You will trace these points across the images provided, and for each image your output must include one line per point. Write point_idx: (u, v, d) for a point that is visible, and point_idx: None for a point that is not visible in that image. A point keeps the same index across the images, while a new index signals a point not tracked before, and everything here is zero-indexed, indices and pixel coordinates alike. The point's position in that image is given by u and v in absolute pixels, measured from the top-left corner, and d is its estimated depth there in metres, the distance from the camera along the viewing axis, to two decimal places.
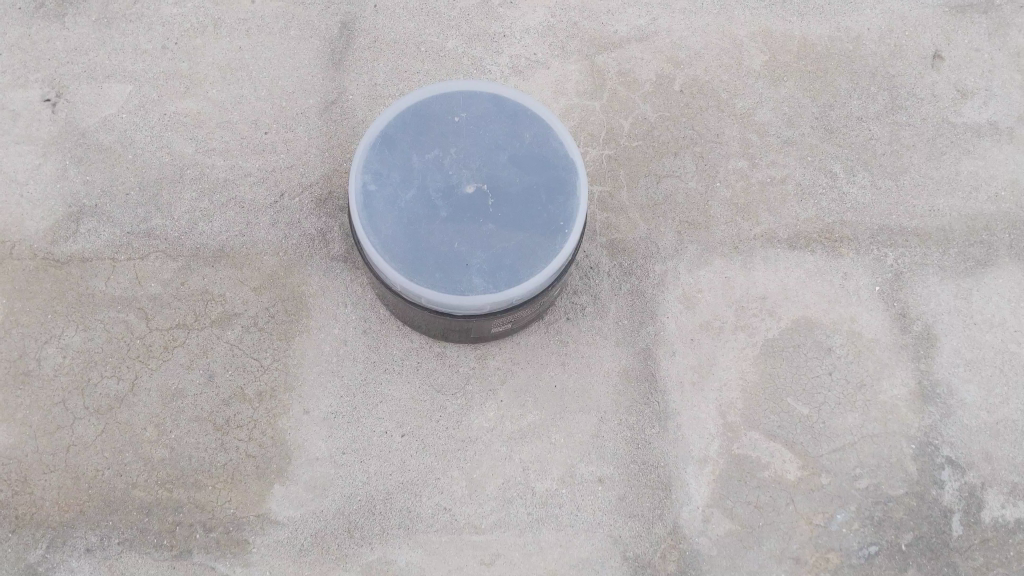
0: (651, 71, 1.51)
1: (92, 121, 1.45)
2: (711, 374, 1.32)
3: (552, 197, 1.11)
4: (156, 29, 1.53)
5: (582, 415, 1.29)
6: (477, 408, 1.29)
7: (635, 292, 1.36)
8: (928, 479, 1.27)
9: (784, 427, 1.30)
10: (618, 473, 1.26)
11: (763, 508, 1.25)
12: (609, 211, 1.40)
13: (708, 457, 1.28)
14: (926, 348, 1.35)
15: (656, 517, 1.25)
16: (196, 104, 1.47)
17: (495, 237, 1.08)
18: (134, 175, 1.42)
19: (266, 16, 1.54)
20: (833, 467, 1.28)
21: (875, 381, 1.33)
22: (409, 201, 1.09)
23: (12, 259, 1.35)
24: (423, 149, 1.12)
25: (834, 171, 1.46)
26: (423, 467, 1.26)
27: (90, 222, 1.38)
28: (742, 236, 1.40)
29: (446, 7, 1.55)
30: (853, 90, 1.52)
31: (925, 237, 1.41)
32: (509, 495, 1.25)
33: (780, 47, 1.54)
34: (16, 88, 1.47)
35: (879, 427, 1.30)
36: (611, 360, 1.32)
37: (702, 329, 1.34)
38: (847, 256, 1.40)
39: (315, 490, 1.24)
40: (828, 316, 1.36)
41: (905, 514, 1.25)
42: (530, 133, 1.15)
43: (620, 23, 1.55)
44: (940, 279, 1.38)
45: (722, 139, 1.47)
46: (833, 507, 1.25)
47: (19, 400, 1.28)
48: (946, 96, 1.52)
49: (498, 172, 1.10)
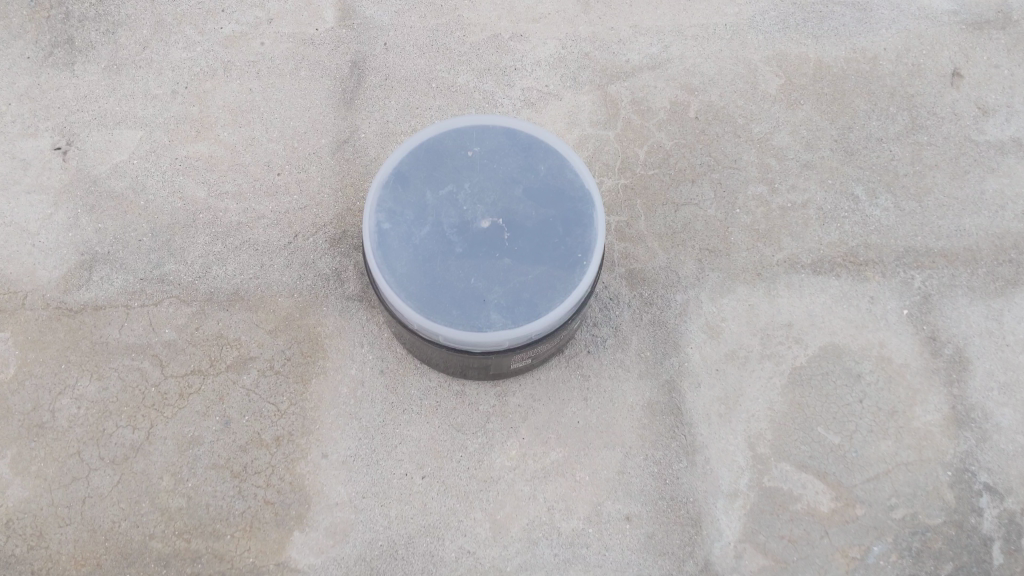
0: (665, 98, 1.51)
1: (103, 168, 1.46)
2: (738, 405, 1.30)
3: (569, 229, 1.10)
4: (166, 73, 1.54)
5: (607, 451, 1.28)
6: (499, 446, 1.28)
7: (655, 323, 1.35)
8: (966, 507, 1.24)
9: (815, 458, 1.27)
10: (646, 511, 1.24)
11: (797, 542, 1.22)
12: (626, 241, 1.40)
13: (739, 492, 1.25)
14: (959, 372, 1.32)
15: (687, 555, 1.22)
16: (208, 148, 1.48)
17: (513, 272, 1.07)
18: (147, 221, 1.42)
19: (277, 58, 1.55)
20: (868, 498, 1.25)
21: (908, 407, 1.30)
22: (424, 238, 1.08)
23: (24, 310, 1.35)
24: (437, 184, 1.11)
25: (855, 194, 1.45)
26: (446, 509, 1.24)
27: (103, 270, 1.39)
28: (764, 263, 1.39)
29: (457, 43, 1.56)
30: (871, 111, 1.51)
31: (952, 258, 1.39)
32: (535, 536, 1.23)
33: (794, 70, 1.54)
34: (26, 137, 1.48)
35: (914, 454, 1.27)
36: (635, 394, 1.31)
37: (727, 359, 1.32)
38: (873, 280, 1.38)
39: (335, 536, 1.23)
40: (855, 342, 1.34)
41: (944, 545, 1.22)
42: (544, 165, 1.14)
43: (632, 51, 1.55)
44: (969, 301, 1.36)
45: (740, 165, 1.46)
46: (869, 540, 1.22)
47: (34, 452, 1.27)
48: (967, 114, 1.51)
49: (514, 206, 1.10)
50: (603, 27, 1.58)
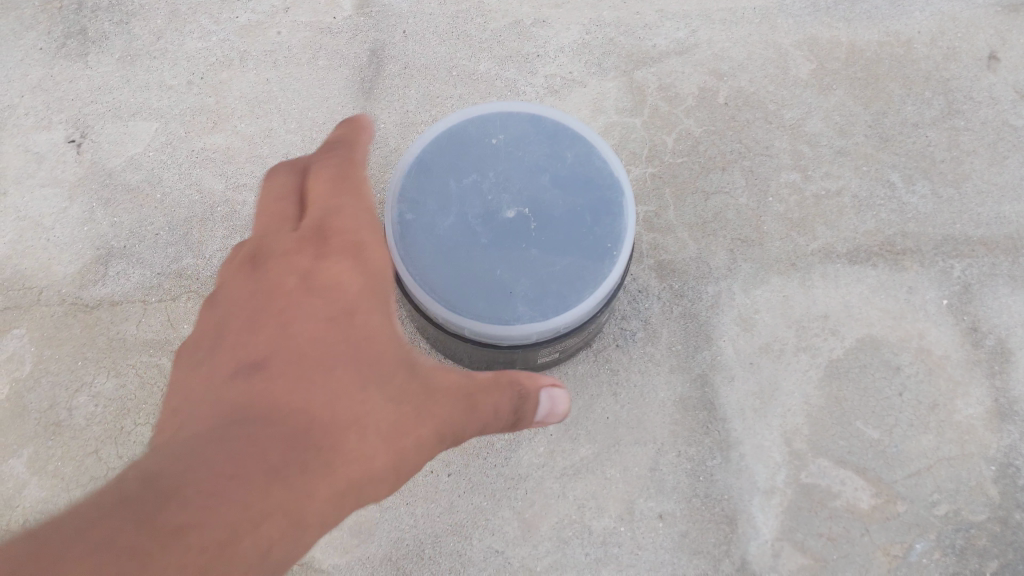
0: (692, 84, 1.48)
1: (118, 161, 1.47)
2: (773, 400, 1.28)
3: (597, 218, 1.09)
4: (181, 64, 1.53)
5: (638, 447, 1.26)
6: (526, 443, 1.27)
7: (686, 316, 1.33)
8: (1010, 502, 1.22)
9: (855, 453, 1.26)
10: (680, 509, 1.24)
11: (836, 540, 1.21)
12: (654, 231, 1.38)
13: (776, 488, 1.24)
14: (1001, 363, 1.29)
15: (723, 553, 1.22)
16: (225, 140, 1.46)
17: (541, 262, 1.05)
18: (164, 214, 1.42)
19: (293, 48, 1.52)
20: (910, 494, 1.23)
21: (949, 400, 1.28)
22: (449, 229, 1.06)
23: (40, 305, 1.38)
24: (461, 173, 1.09)
25: (890, 180, 1.40)
26: (473, 508, 1.25)
27: (119, 264, 1.39)
28: (799, 252, 1.36)
29: (478, 29, 1.52)
30: (906, 96, 1.46)
31: (992, 246, 1.35)
32: (565, 535, 1.24)
33: (826, 55, 1.49)
34: (40, 130, 1.50)
35: (956, 448, 1.25)
36: (666, 389, 1.29)
37: (762, 352, 1.30)
38: (911, 269, 1.34)
39: (361, 536, 1.25)
40: (894, 334, 1.32)
41: (988, 541, 1.20)
42: (570, 153, 1.12)
43: (658, 36, 1.51)
44: (1012, 290, 1.32)
45: (772, 151, 1.43)
46: (911, 537, 1.21)
47: (51, 451, 1.29)
48: (1005, 99, 1.45)
49: (540, 194, 1.08)
50: (628, 11, 1.53)
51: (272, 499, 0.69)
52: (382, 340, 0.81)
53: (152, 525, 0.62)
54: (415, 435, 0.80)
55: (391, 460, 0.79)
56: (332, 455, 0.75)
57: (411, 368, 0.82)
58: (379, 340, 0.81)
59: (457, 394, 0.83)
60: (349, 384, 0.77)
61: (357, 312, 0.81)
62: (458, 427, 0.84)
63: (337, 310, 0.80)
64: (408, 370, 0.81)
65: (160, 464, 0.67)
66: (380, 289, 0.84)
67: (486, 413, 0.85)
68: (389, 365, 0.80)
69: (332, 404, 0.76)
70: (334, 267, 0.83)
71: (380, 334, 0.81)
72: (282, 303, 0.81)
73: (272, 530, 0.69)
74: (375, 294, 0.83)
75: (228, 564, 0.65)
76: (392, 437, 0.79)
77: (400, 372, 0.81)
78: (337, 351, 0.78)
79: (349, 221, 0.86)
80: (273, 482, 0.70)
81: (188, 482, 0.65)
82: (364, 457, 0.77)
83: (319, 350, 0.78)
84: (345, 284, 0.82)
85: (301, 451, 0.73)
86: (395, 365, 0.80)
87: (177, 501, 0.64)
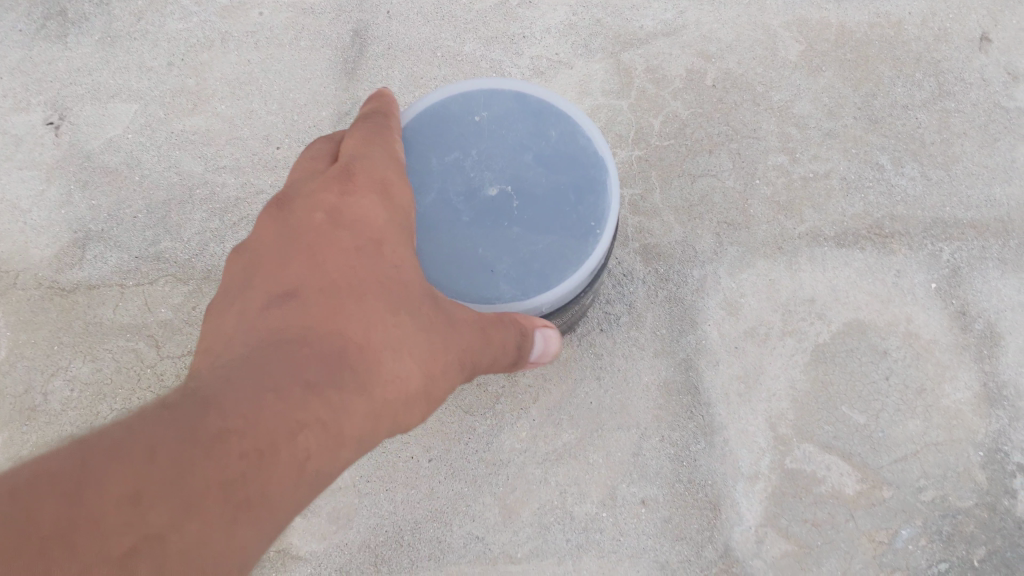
0: (680, 66, 1.47)
1: (97, 143, 1.46)
2: (759, 385, 1.27)
3: (580, 197, 1.01)
4: (161, 45, 1.53)
5: (621, 432, 1.26)
6: (509, 427, 1.28)
7: (671, 300, 1.32)
8: (999, 488, 1.21)
9: (840, 438, 1.24)
10: (662, 495, 1.23)
11: (821, 526, 1.20)
12: (640, 215, 1.37)
13: (760, 474, 1.23)
14: (990, 348, 1.28)
15: (706, 540, 1.21)
16: (204, 121, 1.46)
17: (522, 241, 0.98)
18: (142, 197, 1.42)
19: (276, 28, 1.52)
20: (895, 480, 1.22)
21: (937, 385, 1.26)
22: (427, 208, 0.99)
23: (16, 289, 1.37)
24: (442, 151, 1.02)
25: (880, 163, 1.39)
26: (453, 493, 1.25)
27: (97, 248, 1.39)
28: (785, 236, 1.35)
29: (463, 10, 1.51)
30: (896, 77, 1.45)
31: (982, 228, 1.34)
32: (546, 521, 1.23)
33: (815, 36, 1.48)
34: (18, 112, 1.49)
35: (944, 434, 1.24)
36: (650, 374, 1.28)
37: (747, 337, 1.30)
38: (900, 253, 1.33)
39: (339, 522, 1.24)
40: (881, 318, 1.30)
41: (977, 528, 1.19)
42: (556, 130, 1.04)
43: (645, 17, 1.50)
44: (1001, 274, 1.31)
45: (759, 134, 1.41)
46: (897, 523, 1.20)
47: (26, 436, 1.29)
48: (997, 79, 1.44)
49: (523, 172, 1.00)
50: None
51: (311, 409, 0.69)
52: (408, 270, 0.82)
53: (194, 429, 0.61)
54: (445, 362, 0.81)
55: (423, 385, 0.79)
56: (366, 376, 0.74)
57: (435, 301, 0.83)
58: (404, 270, 0.82)
59: (478, 326, 0.85)
60: (381, 308, 0.78)
61: (383, 244, 0.83)
62: (481, 357, 0.85)
63: (365, 241, 0.82)
64: (433, 301, 0.83)
65: (199, 385, 0.67)
66: (403, 226, 0.86)
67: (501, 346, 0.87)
68: (415, 293, 0.81)
69: (364, 329, 0.76)
70: (360, 203, 0.85)
71: (406, 265, 0.83)
72: (309, 238, 0.82)
73: (312, 441, 0.68)
74: (400, 230, 0.85)
75: (268, 474, 0.64)
76: (422, 363, 0.79)
77: (425, 301, 0.82)
78: (366, 278, 0.79)
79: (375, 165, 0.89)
80: (311, 395, 0.69)
81: (223, 395, 0.65)
82: (398, 378, 0.77)
83: (349, 277, 0.79)
84: (373, 218, 0.84)
85: (337, 371, 0.73)
86: (421, 295, 0.82)
87: (217, 409, 0.64)
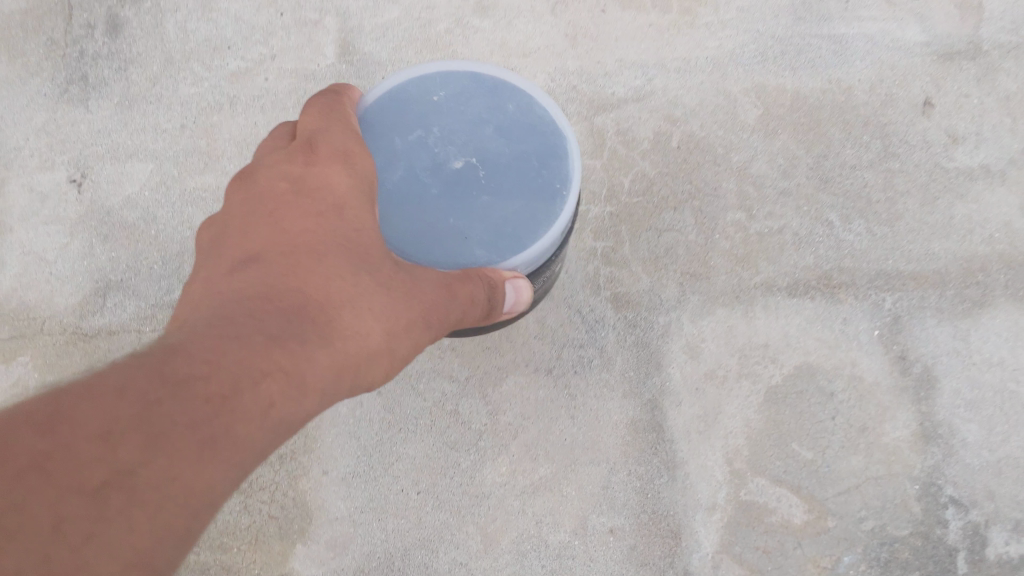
0: (647, 130, 1.46)
1: (116, 199, 1.51)
2: (717, 423, 1.31)
3: (544, 162, 0.96)
4: (175, 107, 1.55)
5: (592, 468, 1.30)
6: (490, 462, 1.31)
7: (640, 343, 1.35)
8: (932, 518, 1.26)
9: (789, 472, 1.28)
10: (629, 524, 1.28)
11: (771, 552, 1.26)
12: (612, 265, 1.39)
13: (717, 504, 1.28)
14: (926, 391, 1.32)
15: (667, 566, 1.27)
16: (214, 178, 1.49)
17: (492, 208, 0.93)
18: (157, 248, 1.47)
19: (279, 92, 1.53)
20: (839, 510, 1.27)
21: (878, 424, 1.30)
22: (394, 186, 0.94)
23: (43, 333, 1.43)
24: (403, 130, 0.97)
25: (829, 219, 1.40)
26: (438, 523, 1.29)
27: (116, 296, 1.44)
28: (742, 286, 1.37)
29: None
30: (846, 139, 1.44)
31: (922, 280, 1.36)
32: (523, 549, 1.28)
33: (771, 101, 1.47)
34: (43, 169, 1.54)
35: (884, 468, 1.28)
36: (619, 412, 1.32)
37: (707, 378, 1.33)
38: (847, 302, 1.36)
39: (334, 550, 1.29)
40: (828, 361, 1.33)
41: (911, 554, 1.24)
42: (512, 103, 0.99)
43: (618, 84, 1.49)
44: (938, 321, 1.34)
45: (720, 191, 1.42)
46: (840, 549, 1.25)
47: None
48: (937, 141, 1.44)
49: (486, 142, 0.95)
50: (590, 60, 1.51)
51: (271, 358, 0.72)
52: (369, 232, 0.87)
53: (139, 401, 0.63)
54: (407, 318, 0.85)
55: (384, 342, 0.84)
56: (329, 330, 0.79)
57: (396, 262, 0.87)
58: (365, 232, 0.87)
59: (440, 281, 0.87)
60: (341, 268, 0.83)
61: (345, 207, 0.87)
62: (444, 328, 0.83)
63: (328, 203, 0.87)
64: (394, 260, 0.87)
65: (164, 341, 0.70)
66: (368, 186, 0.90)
67: (468, 296, 0.88)
68: (375, 252, 0.86)
69: (324, 288, 0.81)
70: (324, 170, 0.89)
71: (368, 227, 0.87)
72: (271, 205, 0.87)
73: (274, 389, 0.72)
74: (365, 196, 0.89)
75: (230, 418, 0.67)
76: (382, 323, 0.83)
77: (385, 259, 0.86)
78: (326, 239, 0.84)
79: (337, 134, 0.92)
80: (272, 347, 0.73)
81: (191, 340, 0.70)
82: (359, 334, 0.81)
83: (311, 242, 0.84)
84: (335, 181, 0.88)
85: (299, 323, 0.77)
86: (380, 255, 0.86)
87: (183, 355, 0.68)
